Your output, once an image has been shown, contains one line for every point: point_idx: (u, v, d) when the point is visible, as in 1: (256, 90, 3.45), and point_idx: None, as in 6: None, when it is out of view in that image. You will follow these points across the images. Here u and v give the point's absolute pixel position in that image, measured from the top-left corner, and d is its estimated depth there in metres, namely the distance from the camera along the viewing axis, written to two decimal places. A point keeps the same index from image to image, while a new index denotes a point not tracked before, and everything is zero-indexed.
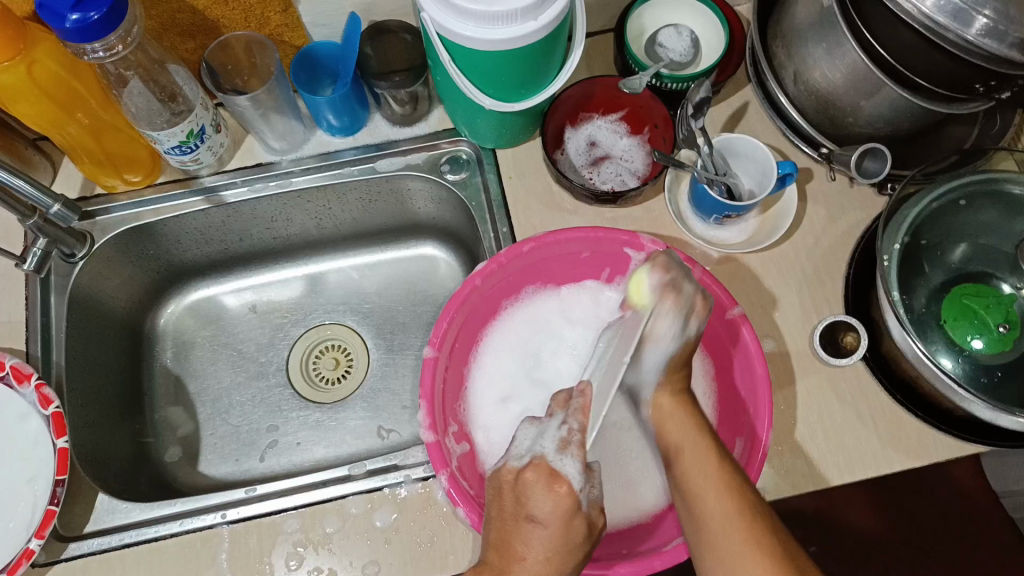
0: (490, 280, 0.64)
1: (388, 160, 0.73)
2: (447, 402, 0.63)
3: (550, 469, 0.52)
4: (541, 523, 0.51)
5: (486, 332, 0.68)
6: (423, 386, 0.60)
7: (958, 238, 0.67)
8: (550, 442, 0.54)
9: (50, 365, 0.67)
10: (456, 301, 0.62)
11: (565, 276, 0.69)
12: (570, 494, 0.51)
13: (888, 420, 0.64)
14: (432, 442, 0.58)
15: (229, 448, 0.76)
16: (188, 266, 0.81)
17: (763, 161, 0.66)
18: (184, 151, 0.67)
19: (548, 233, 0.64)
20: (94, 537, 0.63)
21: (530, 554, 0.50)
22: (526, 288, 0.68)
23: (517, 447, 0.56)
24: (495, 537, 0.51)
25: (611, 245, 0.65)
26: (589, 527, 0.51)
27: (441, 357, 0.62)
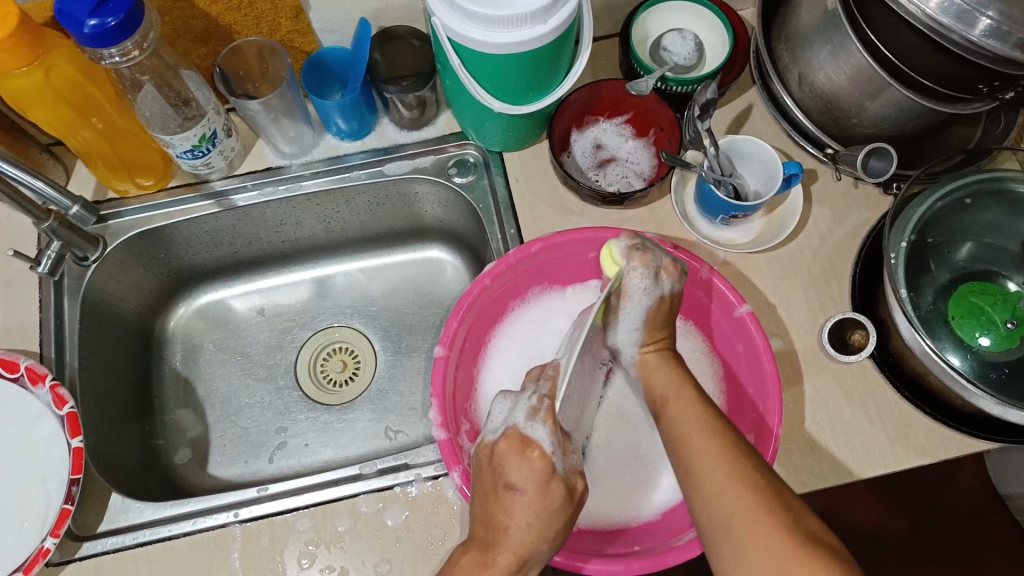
0: (498, 280, 0.65)
1: (396, 164, 0.74)
2: (457, 402, 0.63)
3: (521, 437, 0.50)
4: (518, 490, 0.50)
5: (493, 334, 0.69)
6: (433, 385, 0.61)
7: (963, 237, 0.68)
8: (522, 411, 0.52)
9: (63, 367, 0.68)
10: (464, 302, 0.63)
11: (569, 277, 0.70)
12: (542, 459, 0.50)
13: (895, 417, 0.65)
14: (444, 438, 0.59)
15: (239, 449, 0.77)
16: (198, 270, 0.82)
17: (769, 161, 0.67)
18: (196, 156, 0.67)
19: (555, 233, 0.65)
20: (108, 537, 0.64)
21: (512, 522, 0.50)
22: (531, 289, 0.69)
23: (493, 420, 0.55)
24: (482, 510, 0.52)
25: None
26: (567, 490, 0.51)
27: (451, 356, 0.62)
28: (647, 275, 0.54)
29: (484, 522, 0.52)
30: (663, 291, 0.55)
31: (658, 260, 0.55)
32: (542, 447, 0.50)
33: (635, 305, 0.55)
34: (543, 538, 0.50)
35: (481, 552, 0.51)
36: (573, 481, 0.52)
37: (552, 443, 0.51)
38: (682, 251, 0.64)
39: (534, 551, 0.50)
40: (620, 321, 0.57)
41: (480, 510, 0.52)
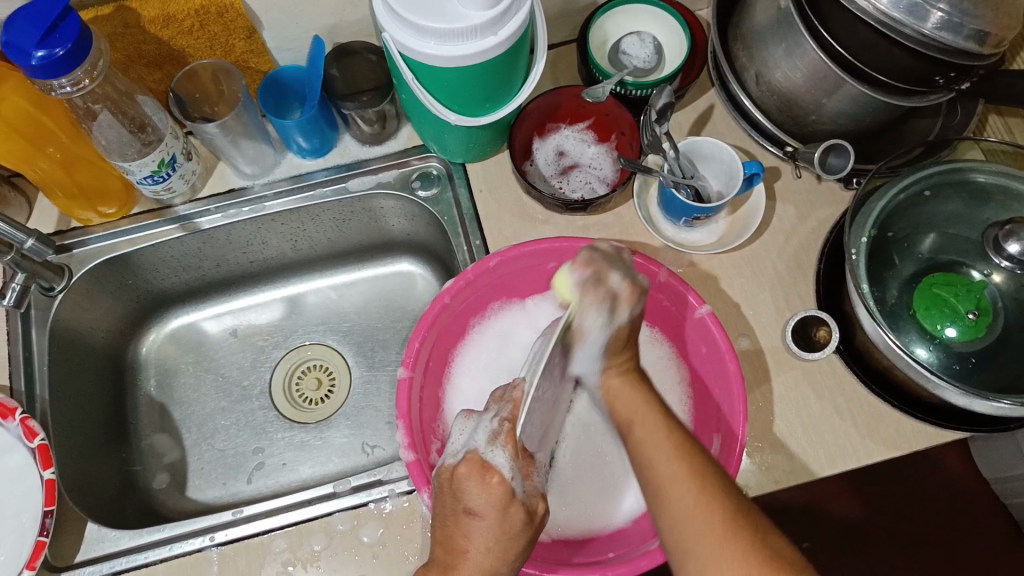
0: (459, 297, 0.65)
1: (359, 180, 0.73)
2: (423, 422, 0.63)
3: (481, 461, 0.51)
4: (477, 515, 0.50)
5: (458, 351, 0.69)
6: (399, 407, 0.60)
7: (926, 229, 0.68)
8: (482, 434, 0.52)
9: (34, 400, 0.67)
10: (426, 321, 0.63)
11: (528, 289, 0.70)
12: (501, 484, 0.50)
13: (866, 413, 0.65)
14: (413, 461, 0.58)
15: (216, 472, 0.77)
16: (167, 295, 0.82)
17: (729, 162, 0.67)
18: (156, 181, 0.67)
19: (513, 246, 0.65)
20: (85, 566, 0.64)
21: (471, 546, 0.50)
22: (491, 305, 0.69)
23: (455, 442, 0.56)
24: (441, 533, 0.52)
25: (577, 255, 0.66)
26: (527, 513, 0.51)
27: (415, 377, 0.62)
28: (600, 309, 0.54)
29: (444, 544, 0.52)
30: (621, 321, 0.56)
31: (631, 268, 0.58)
32: (502, 472, 0.51)
33: (594, 341, 0.56)
34: (504, 561, 0.50)
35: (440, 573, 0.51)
36: (534, 504, 0.52)
37: (511, 469, 0.51)
38: (640, 256, 0.64)
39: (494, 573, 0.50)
40: (580, 355, 0.56)
41: (440, 532, 0.53)
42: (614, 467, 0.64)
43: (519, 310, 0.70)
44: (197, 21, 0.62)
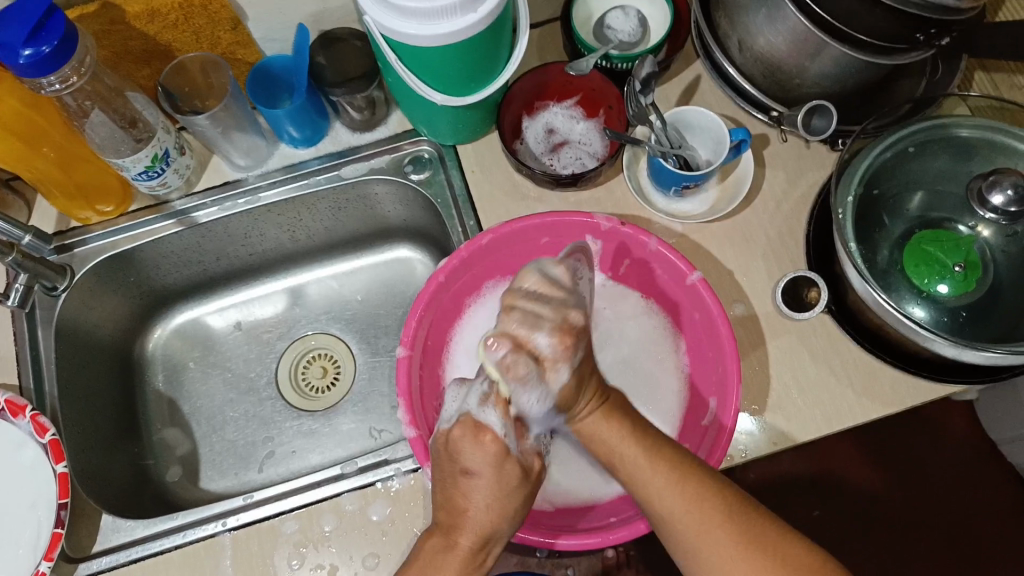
0: (454, 276, 0.66)
1: (352, 166, 0.74)
2: (426, 401, 0.64)
3: (474, 423, 0.52)
4: (475, 474, 0.51)
5: (456, 331, 0.70)
6: (400, 385, 0.61)
7: (913, 187, 0.69)
8: (473, 398, 0.53)
9: (43, 396, 0.68)
10: (422, 301, 0.65)
11: None
12: (495, 442, 0.51)
13: (862, 372, 0.65)
14: (415, 436, 0.59)
15: (227, 463, 0.78)
16: (169, 291, 0.83)
17: (717, 130, 0.67)
18: (151, 176, 0.68)
19: (504, 224, 0.66)
20: (103, 555, 0.65)
21: (471, 505, 0.50)
22: (487, 284, 0.71)
23: (447, 412, 0.56)
24: (441, 497, 0.52)
25: (568, 229, 0.66)
26: (523, 470, 0.52)
27: (414, 356, 0.64)
28: (530, 390, 0.51)
29: (445, 508, 0.52)
30: (560, 383, 0.52)
31: (565, 309, 0.54)
32: (494, 430, 0.51)
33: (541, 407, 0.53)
34: (504, 517, 0.51)
35: (443, 535, 0.50)
36: (530, 462, 0.53)
37: (504, 427, 0.52)
38: (628, 227, 0.65)
39: (494, 530, 0.50)
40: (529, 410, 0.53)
41: (440, 496, 0.52)
42: (615, 435, 0.66)
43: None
44: (182, 15, 0.63)
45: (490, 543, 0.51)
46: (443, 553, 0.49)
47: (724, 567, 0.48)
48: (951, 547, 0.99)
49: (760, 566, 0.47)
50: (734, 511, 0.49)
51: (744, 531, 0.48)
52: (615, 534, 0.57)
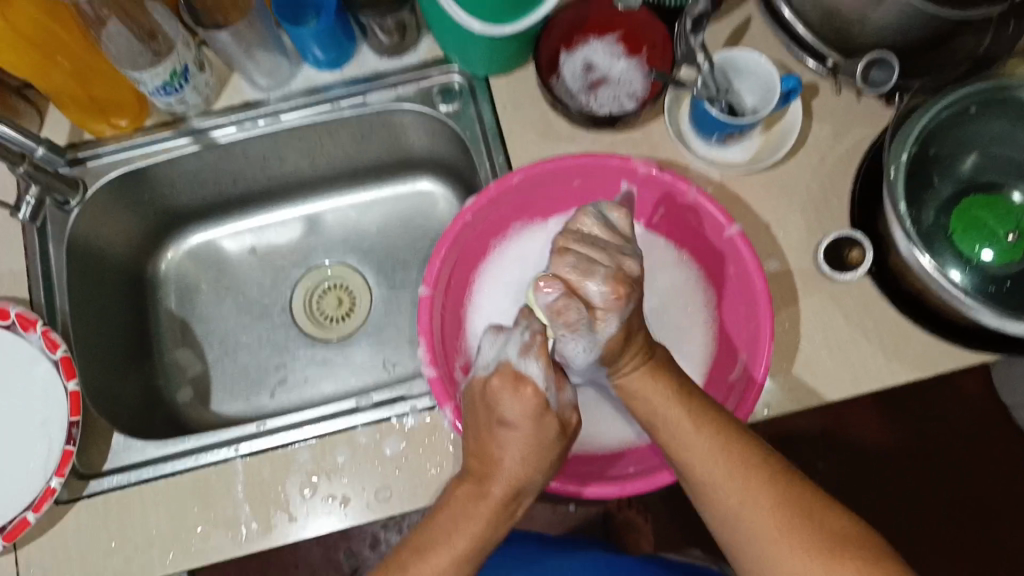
0: (480, 214, 0.64)
1: (378, 94, 0.70)
2: (445, 338, 0.63)
3: (514, 374, 0.51)
4: (511, 425, 0.50)
5: (478, 273, 0.69)
6: (422, 325, 0.60)
7: (969, 148, 0.66)
8: (513, 346, 0.52)
9: (55, 311, 0.67)
10: (446, 239, 0.62)
11: (550, 209, 0.68)
12: (536, 395, 0.50)
13: (893, 336, 0.64)
14: (434, 376, 0.58)
15: (239, 386, 0.79)
16: (183, 211, 0.81)
17: (766, 76, 0.64)
18: (169, 93, 0.64)
19: (535, 164, 0.63)
20: (112, 474, 0.65)
21: (505, 457, 0.50)
22: (512, 225, 0.68)
23: (483, 356, 0.55)
24: (475, 444, 0.52)
25: (600, 171, 0.64)
26: (560, 424, 0.52)
27: (436, 295, 0.62)
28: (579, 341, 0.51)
29: (478, 456, 0.52)
30: (606, 336, 0.51)
31: (619, 260, 0.53)
32: (535, 383, 0.50)
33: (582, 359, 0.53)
34: (537, 470, 0.51)
35: (476, 483, 0.51)
36: (567, 416, 0.53)
37: (544, 379, 0.51)
38: (666, 174, 0.62)
39: (526, 482, 0.51)
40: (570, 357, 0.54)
41: (473, 443, 0.53)
42: None
43: (540, 229, 0.69)
44: None
45: (521, 494, 0.51)
46: (474, 501, 0.50)
47: (769, 545, 0.46)
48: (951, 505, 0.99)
49: (801, 541, 0.46)
50: (787, 488, 0.48)
51: (797, 513, 0.47)
52: (632, 484, 0.56)
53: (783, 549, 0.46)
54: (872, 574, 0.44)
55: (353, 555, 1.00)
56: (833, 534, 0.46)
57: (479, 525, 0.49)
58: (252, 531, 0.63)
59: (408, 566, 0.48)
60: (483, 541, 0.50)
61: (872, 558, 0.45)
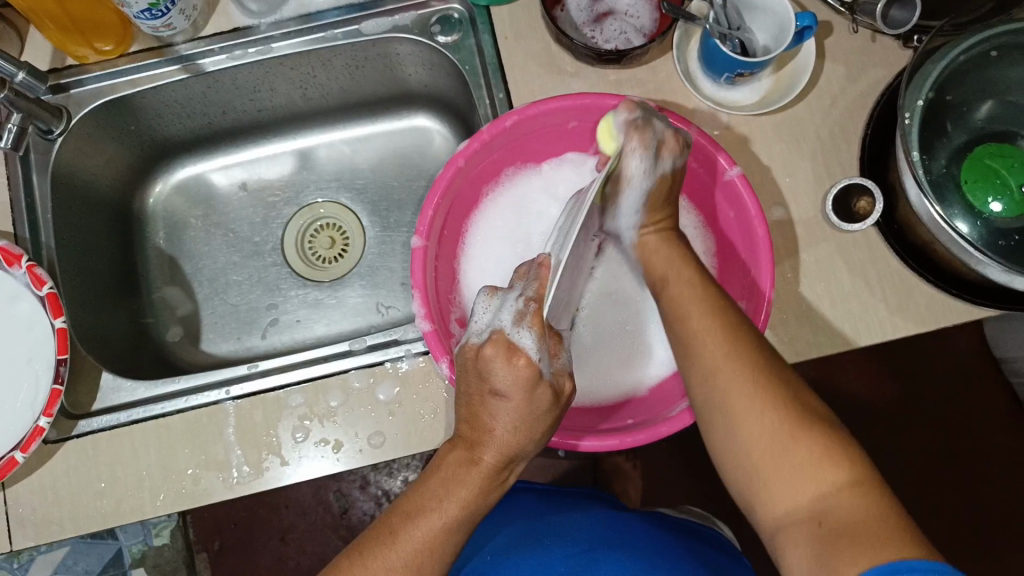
0: (473, 159, 0.60)
1: (373, 22, 0.68)
2: (440, 293, 0.62)
3: (507, 343, 0.49)
4: (504, 395, 0.49)
5: (471, 220, 0.66)
6: (415, 277, 0.58)
7: (985, 95, 0.63)
8: (508, 314, 0.51)
9: (39, 246, 0.65)
10: (438, 188, 0.59)
11: (544, 152, 0.66)
12: (529, 366, 0.48)
13: (897, 289, 0.63)
14: (429, 330, 0.56)
15: (229, 326, 0.77)
16: (171, 143, 0.78)
17: (781, 13, 0.60)
18: (155, 16, 0.61)
19: (530, 104, 0.59)
20: (102, 414, 0.65)
21: (497, 425, 0.49)
22: (505, 170, 0.66)
23: (478, 322, 0.54)
24: (466, 411, 0.51)
25: (598, 111, 0.61)
26: (555, 394, 0.50)
27: (430, 246, 0.59)
28: (645, 155, 0.52)
29: (469, 421, 0.51)
30: (663, 170, 0.54)
31: (651, 116, 0.53)
32: (528, 354, 0.49)
33: (635, 188, 0.55)
34: (530, 438, 0.50)
35: (467, 450, 0.50)
36: (561, 384, 0.51)
37: (537, 350, 0.49)
38: (668, 113, 0.59)
39: (518, 450, 0.50)
40: (619, 204, 0.56)
41: (465, 410, 0.51)
42: (634, 335, 0.65)
43: (533, 173, 0.67)
44: None
45: (513, 461, 0.51)
46: (465, 469, 0.50)
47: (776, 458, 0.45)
48: (952, 460, 0.97)
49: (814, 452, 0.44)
50: (770, 362, 0.47)
51: (772, 385, 0.46)
52: (635, 436, 0.55)
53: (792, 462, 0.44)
54: (831, 459, 0.43)
55: (343, 497, 1.01)
56: (801, 413, 0.45)
57: (470, 494, 0.49)
58: (243, 475, 0.62)
59: (396, 531, 0.48)
60: (472, 509, 0.49)
61: (837, 446, 0.44)
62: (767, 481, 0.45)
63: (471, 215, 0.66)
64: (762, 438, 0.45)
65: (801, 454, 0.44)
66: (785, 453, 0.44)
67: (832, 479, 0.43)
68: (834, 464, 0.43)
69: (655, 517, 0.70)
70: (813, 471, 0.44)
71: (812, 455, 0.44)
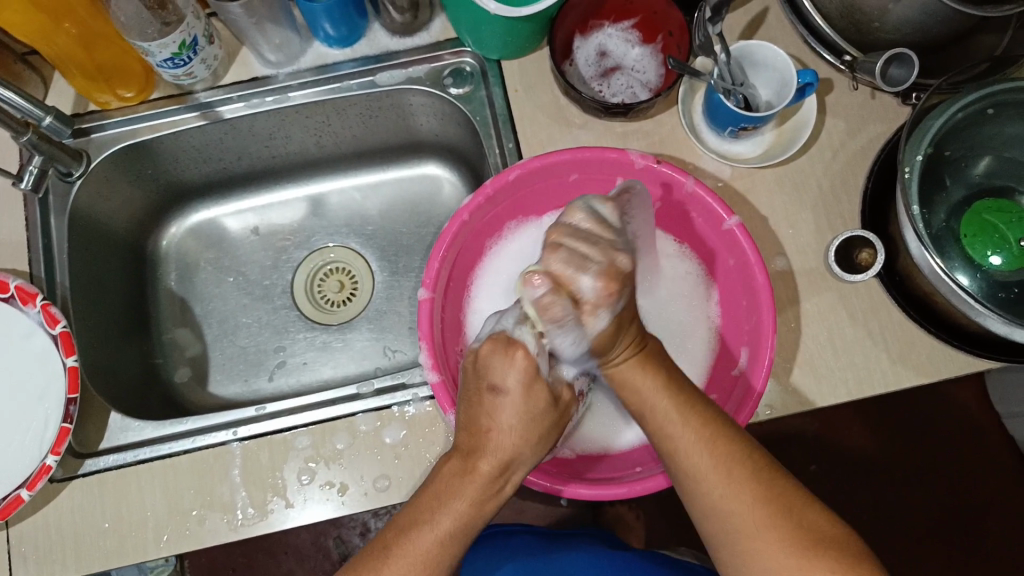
0: (478, 214, 0.62)
1: (389, 73, 0.70)
2: (447, 344, 0.62)
3: (507, 338, 0.52)
4: (502, 390, 0.51)
5: (478, 270, 0.67)
6: (422, 328, 0.58)
7: (982, 151, 0.65)
8: (510, 319, 0.54)
9: (54, 286, 0.66)
10: (445, 240, 0.60)
11: (549, 205, 0.68)
12: (527, 357, 0.51)
13: (899, 338, 0.64)
14: (437, 381, 0.57)
15: (236, 367, 0.78)
16: (188, 186, 0.79)
17: (784, 71, 0.63)
18: (177, 65, 0.63)
19: (532, 158, 0.61)
20: (109, 454, 0.65)
21: (495, 424, 0.50)
22: (510, 224, 0.67)
23: (482, 333, 0.56)
24: (464, 416, 0.51)
25: (599, 165, 0.62)
26: (550, 394, 0.53)
27: (437, 298, 0.60)
28: (566, 326, 0.51)
29: (467, 429, 0.51)
30: (599, 327, 0.51)
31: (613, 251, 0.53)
32: (526, 348, 0.52)
33: (572, 343, 0.53)
34: (527, 442, 0.50)
35: (462, 459, 0.49)
36: (558, 390, 0.55)
37: (536, 349, 0.52)
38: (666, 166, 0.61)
39: (516, 454, 0.50)
40: (561, 352, 0.54)
41: (464, 416, 0.51)
42: None
43: (536, 227, 0.69)
44: None
45: (510, 469, 0.50)
46: (461, 476, 0.49)
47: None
48: (956, 512, 0.97)
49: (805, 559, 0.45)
50: (769, 487, 0.47)
51: (764, 492, 0.47)
52: (642, 484, 0.55)
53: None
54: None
55: (342, 542, 1.00)
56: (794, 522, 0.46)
57: (465, 502, 0.48)
58: (248, 516, 0.62)
59: (389, 545, 0.46)
60: (468, 520, 0.48)
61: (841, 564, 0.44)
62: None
63: (477, 266, 0.67)
64: (779, 573, 0.45)
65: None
66: None
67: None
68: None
69: (665, 559, 0.70)
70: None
71: None
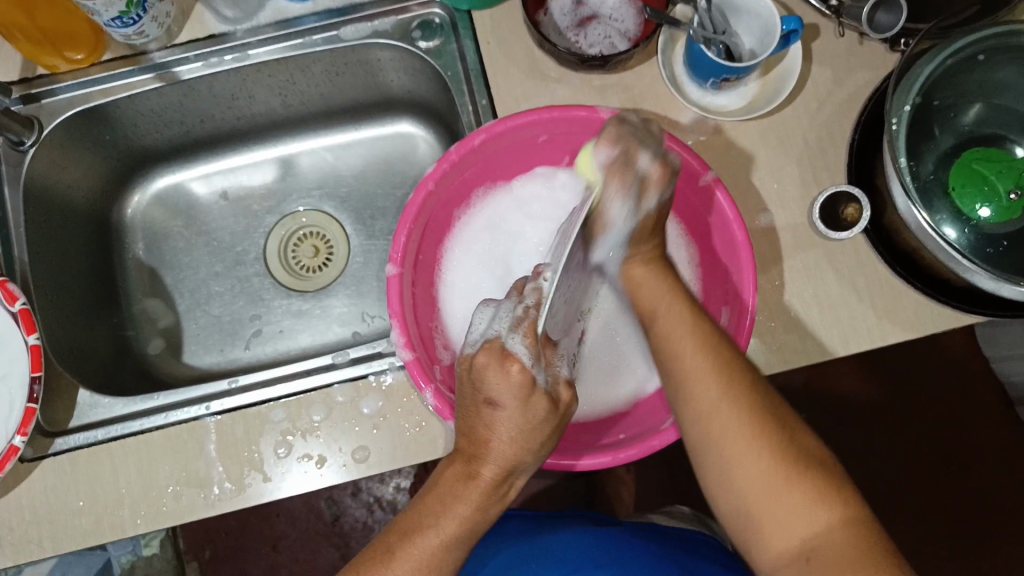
0: (444, 181, 0.59)
1: (353, 27, 0.66)
2: (421, 321, 0.61)
3: (502, 350, 0.47)
4: (500, 405, 0.47)
5: (450, 237, 0.65)
6: (392, 305, 0.56)
7: (972, 98, 0.63)
8: (503, 322, 0.49)
9: (13, 261, 0.64)
10: (411, 212, 0.58)
11: (520, 167, 0.65)
12: (523, 373, 0.47)
13: (885, 293, 0.62)
14: (411, 359, 0.55)
15: (212, 337, 0.76)
16: (150, 151, 0.76)
17: (767, 18, 0.59)
18: (126, 24, 0.59)
19: (498, 121, 0.58)
20: (77, 432, 0.63)
21: (495, 437, 0.48)
22: (480, 189, 0.65)
23: (473, 333, 0.53)
24: (463, 425, 0.50)
25: (569, 124, 0.59)
26: (552, 401, 0.49)
27: (405, 273, 0.58)
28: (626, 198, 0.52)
29: (468, 436, 0.49)
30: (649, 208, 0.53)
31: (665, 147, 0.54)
32: (522, 360, 0.47)
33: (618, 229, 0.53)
34: (527, 450, 0.48)
35: (464, 464, 0.48)
36: (558, 393, 0.50)
37: (531, 356, 0.48)
38: None
39: (518, 462, 0.48)
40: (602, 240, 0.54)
41: (462, 425, 0.50)
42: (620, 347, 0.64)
43: (505, 192, 0.66)
44: None
45: (512, 474, 0.49)
46: (464, 482, 0.48)
47: (771, 500, 0.44)
48: None
49: (772, 461, 0.45)
50: (771, 401, 0.47)
51: (752, 412, 0.46)
52: (626, 451, 0.54)
53: (786, 500, 0.44)
54: (804, 480, 0.44)
55: (334, 504, 1.00)
56: (783, 442, 0.45)
57: (470, 509, 0.47)
58: (225, 491, 0.61)
59: (393, 552, 0.47)
60: (470, 526, 0.48)
61: (827, 488, 0.44)
62: (762, 518, 0.45)
63: (449, 235, 0.65)
64: (760, 478, 0.45)
65: (793, 496, 0.44)
66: (780, 493, 0.44)
67: (823, 519, 0.43)
68: (824, 502, 0.43)
69: (637, 530, 0.68)
70: (802, 511, 0.44)
71: (807, 504, 0.44)
